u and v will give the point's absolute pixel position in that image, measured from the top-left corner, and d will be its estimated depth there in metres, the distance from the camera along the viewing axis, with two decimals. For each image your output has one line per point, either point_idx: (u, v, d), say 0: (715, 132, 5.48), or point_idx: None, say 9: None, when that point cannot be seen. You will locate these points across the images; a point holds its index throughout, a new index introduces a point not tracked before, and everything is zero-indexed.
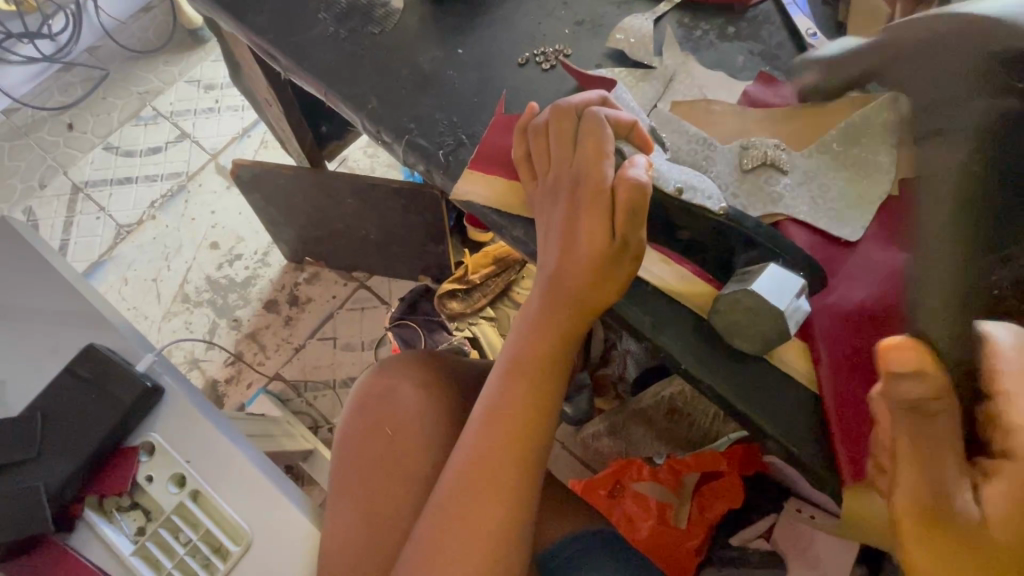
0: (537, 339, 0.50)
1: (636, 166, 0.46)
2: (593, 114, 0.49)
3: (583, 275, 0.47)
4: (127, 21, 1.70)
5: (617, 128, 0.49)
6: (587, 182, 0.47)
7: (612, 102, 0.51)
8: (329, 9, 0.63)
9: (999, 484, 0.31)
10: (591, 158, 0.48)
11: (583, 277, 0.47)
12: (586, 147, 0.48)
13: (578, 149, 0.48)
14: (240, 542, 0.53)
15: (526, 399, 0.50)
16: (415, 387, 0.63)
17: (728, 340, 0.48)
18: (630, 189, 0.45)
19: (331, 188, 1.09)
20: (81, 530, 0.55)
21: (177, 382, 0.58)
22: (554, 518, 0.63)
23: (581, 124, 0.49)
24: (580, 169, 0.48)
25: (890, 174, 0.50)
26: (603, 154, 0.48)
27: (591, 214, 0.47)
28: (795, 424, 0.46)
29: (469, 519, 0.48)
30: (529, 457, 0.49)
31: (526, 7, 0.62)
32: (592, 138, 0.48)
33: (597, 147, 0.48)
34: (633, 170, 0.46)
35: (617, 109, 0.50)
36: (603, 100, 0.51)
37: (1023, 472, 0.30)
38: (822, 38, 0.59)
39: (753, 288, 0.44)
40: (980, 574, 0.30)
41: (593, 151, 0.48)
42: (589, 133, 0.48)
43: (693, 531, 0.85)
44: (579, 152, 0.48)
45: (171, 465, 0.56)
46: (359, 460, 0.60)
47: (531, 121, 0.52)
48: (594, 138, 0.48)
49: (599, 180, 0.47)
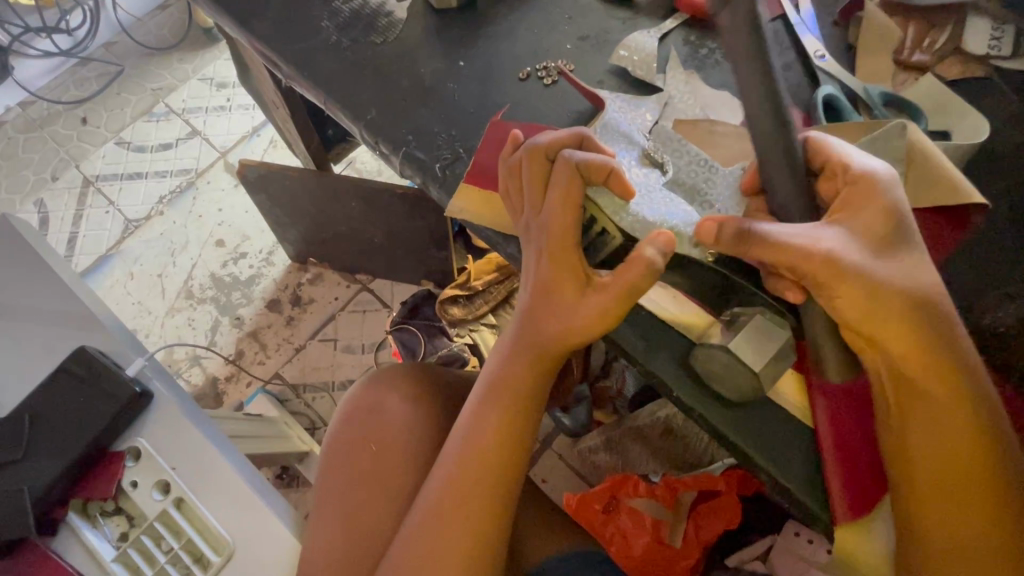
0: (514, 368, 0.49)
1: (652, 242, 0.42)
2: (564, 160, 0.46)
3: (558, 318, 0.46)
4: (145, 18, 1.72)
5: (592, 173, 0.46)
6: (556, 234, 0.46)
7: (589, 142, 0.49)
8: (332, 17, 0.63)
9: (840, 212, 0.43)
10: (561, 208, 0.45)
11: (562, 317, 0.46)
12: (554, 197, 0.46)
13: (548, 195, 0.46)
14: (222, 552, 0.53)
15: (501, 427, 0.49)
16: (404, 401, 0.62)
17: (711, 384, 0.46)
18: (640, 272, 0.42)
19: (336, 190, 1.09)
20: (64, 533, 0.54)
21: (166, 387, 0.58)
22: (541, 537, 0.62)
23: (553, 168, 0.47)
24: (547, 218, 0.46)
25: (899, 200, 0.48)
26: (573, 204, 0.45)
27: (554, 262, 0.46)
28: (788, 459, 0.45)
29: (440, 543, 0.47)
30: (510, 480, 0.49)
31: (529, 20, 0.62)
32: (562, 185, 0.45)
33: (566, 196, 0.45)
34: (648, 249, 0.42)
35: (594, 152, 0.47)
36: (581, 140, 0.49)
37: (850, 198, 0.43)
38: (830, 61, 0.57)
39: (732, 346, 0.44)
40: (870, 296, 0.41)
41: (565, 202, 0.45)
42: (559, 183, 0.45)
43: (688, 551, 0.83)
44: (550, 199, 0.46)
45: (157, 471, 0.56)
46: (343, 475, 0.59)
47: (512, 155, 0.50)
48: (566, 187, 0.45)
49: (567, 231, 0.45)
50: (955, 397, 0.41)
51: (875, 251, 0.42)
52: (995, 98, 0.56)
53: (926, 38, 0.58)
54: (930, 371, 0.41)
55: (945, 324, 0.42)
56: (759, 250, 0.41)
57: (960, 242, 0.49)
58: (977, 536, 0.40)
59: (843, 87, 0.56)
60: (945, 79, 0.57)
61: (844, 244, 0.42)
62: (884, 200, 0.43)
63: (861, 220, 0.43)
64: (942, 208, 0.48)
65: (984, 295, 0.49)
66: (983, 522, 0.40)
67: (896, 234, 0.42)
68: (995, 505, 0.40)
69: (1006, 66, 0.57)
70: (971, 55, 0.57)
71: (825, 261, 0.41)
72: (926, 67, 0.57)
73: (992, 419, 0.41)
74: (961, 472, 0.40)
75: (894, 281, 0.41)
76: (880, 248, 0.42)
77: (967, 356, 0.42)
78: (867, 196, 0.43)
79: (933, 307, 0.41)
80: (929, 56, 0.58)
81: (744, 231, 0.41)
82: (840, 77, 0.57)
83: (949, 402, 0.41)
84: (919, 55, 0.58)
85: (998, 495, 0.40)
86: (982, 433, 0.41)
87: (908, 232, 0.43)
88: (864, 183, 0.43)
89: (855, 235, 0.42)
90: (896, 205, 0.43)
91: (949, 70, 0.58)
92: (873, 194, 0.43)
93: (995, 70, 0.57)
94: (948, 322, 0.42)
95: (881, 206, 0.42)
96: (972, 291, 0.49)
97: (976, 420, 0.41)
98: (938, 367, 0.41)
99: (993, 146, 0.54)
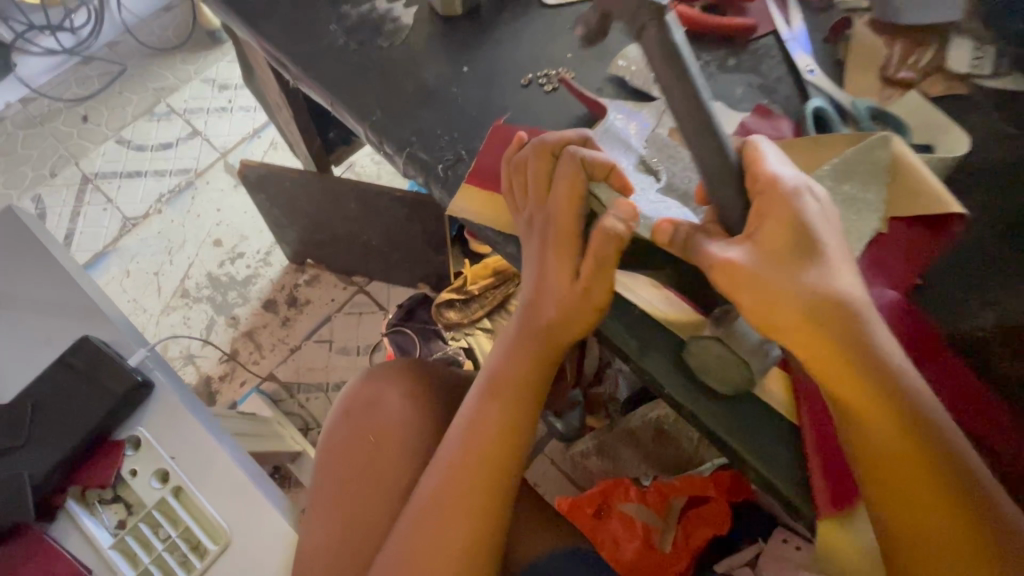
0: (517, 361, 0.51)
1: (618, 216, 0.45)
2: (570, 154, 0.48)
3: (556, 307, 0.48)
4: (148, 19, 1.73)
5: (595, 169, 0.48)
6: (558, 225, 0.48)
7: (593, 142, 0.51)
8: (340, 21, 0.65)
9: (753, 218, 0.43)
10: (565, 201, 0.47)
11: (560, 305, 0.48)
12: (559, 190, 0.48)
13: (553, 189, 0.48)
14: (218, 541, 0.54)
15: (502, 419, 0.50)
16: (401, 396, 0.63)
17: (703, 378, 0.47)
18: (601, 240, 0.45)
19: (336, 192, 1.11)
20: (62, 520, 0.55)
21: (167, 377, 0.59)
22: (535, 532, 0.63)
23: (559, 164, 0.49)
24: (551, 210, 0.48)
25: (881, 209, 0.50)
26: (577, 198, 0.47)
27: (559, 253, 0.48)
28: (777, 454, 0.47)
29: (434, 543, 0.48)
30: (509, 470, 0.50)
31: (532, 30, 0.64)
32: (567, 179, 0.48)
33: (570, 190, 0.47)
34: (613, 220, 0.45)
35: (598, 150, 0.49)
36: (585, 140, 0.50)
37: (763, 203, 0.43)
38: (820, 75, 0.60)
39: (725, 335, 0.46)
40: (769, 306, 0.41)
41: (569, 195, 0.47)
42: (564, 176, 0.48)
43: (678, 556, 0.84)
44: (555, 193, 0.48)
45: (156, 460, 0.56)
46: (339, 467, 0.60)
47: (516, 154, 0.52)
48: (569, 180, 0.47)
49: (572, 224, 0.48)
50: (884, 413, 0.41)
51: (782, 255, 0.42)
52: (977, 115, 0.58)
53: (912, 56, 0.61)
54: (845, 381, 0.41)
55: (862, 332, 0.41)
56: (685, 255, 0.46)
57: (939, 250, 0.51)
58: (927, 539, 0.40)
59: (832, 101, 0.59)
60: (929, 95, 0.60)
61: (747, 251, 0.42)
62: (796, 207, 0.42)
63: (770, 228, 0.42)
64: (919, 217, 0.50)
65: (966, 300, 0.50)
66: (938, 534, 0.40)
67: (809, 240, 0.42)
68: (937, 507, 0.40)
69: (987, 84, 0.59)
70: (955, 73, 0.60)
71: (730, 284, 0.43)
72: (912, 83, 0.60)
73: (924, 422, 0.41)
74: (903, 484, 0.41)
75: (805, 292, 0.41)
76: (789, 254, 0.42)
77: (888, 360, 0.41)
78: (778, 198, 0.42)
79: (845, 315, 0.41)
80: (915, 72, 0.60)
81: (681, 236, 0.46)
82: (829, 91, 0.59)
83: (867, 407, 0.41)
84: (905, 71, 0.60)
85: (940, 492, 0.40)
86: (909, 438, 0.40)
87: (820, 237, 0.42)
88: (772, 187, 0.43)
89: (760, 242, 0.42)
90: (807, 210, 0.42)
91: (933, 87, 0.60)
92: (781, 197, 0.42)
93: (976, 87, 0.59)
94: (865, 328, 0.41)
95: (792, 217, 0.42)
96: (954, 296, 0.51)
97: (903, 427, 0.41)
98: (861, 385, 0.40)
99: (976, 160, 0.56)
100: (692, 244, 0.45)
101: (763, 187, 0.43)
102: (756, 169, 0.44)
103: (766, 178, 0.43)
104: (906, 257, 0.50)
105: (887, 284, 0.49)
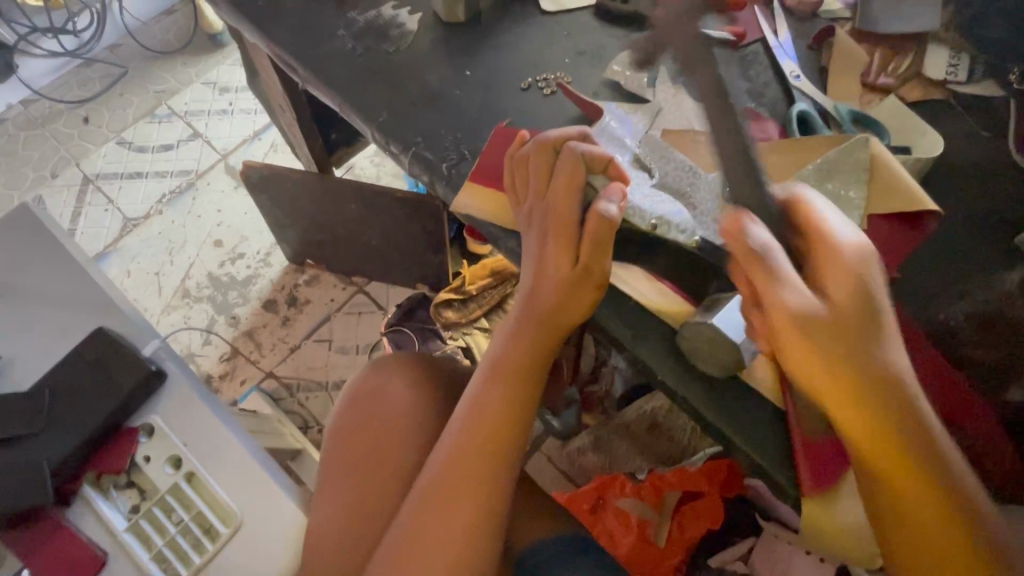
0: (517, 347, 0.53)
1: (610, 200, 0.50)
2: (570, 149, 0.52)
3: (554, 293, 0.51)
4: (150, 22, 1.76)
5: (593, 162, 0.52)
6: (557, 215, 0.51)
7: (591, 138, 0.55)
8: (348, 26, 0.68)
9: (822, 281, 0.45)
10: (564, 192, 0.51)
11: (557, 292, 0.51)
12: (559, 182, 0.51)
13: (553, 182, 0.52)
14: (229, 524, 0.56)
15: (502, 402, 0.53)
16: (406, 385, 0.65)
17: (694, 362, 0.50)
18: (597, 222, 0.49)
19: (337, 193, 1.13)
20: (78, 504, 0.57)
21: (179, 368, 0.61)
22: (532, 521, 0.66)
23: (559, 158, 0.53)
24: (551, 202, 0.52)
25: (862, 206, 0.53)
26: (575, 189, 0.51)
27: (557, 242, 0.51)
28: (764, 436, 0.49)
29: (441, 518, 0.50)
30: (509, 451, 0.52)
31: (531, 36, 0.67)
32: (567, 172, 0.51)
33: (570, 182, 0.51)
34: (606, 204, 0.50)
35: (595, 145, 0.53)
36: (583, 136, 0.54)
37: (833, 268, 0.44)
38: (806, 81, 0.63)
39: (714, 321, 0.48)
40: (831, 363, 0.42)
41: (568, 186, 0.51)
42: (564, 170, 0.51)
43: (671, 551, 0.87)
44: (555, 185, 0.52)
45: (170, 446, 0.59)
46: (347, 450, 0.63)
47: (519, 150, 0.55)
48: (569, 173, 0.51)
49: (569, 214, 0.51)
50: (923, 486, 0.42)
51: (844, 319, 0.43)
52: (951, 119, 0.62)
53: (891, 63, 0.64)
54: (895, 451, 0.42)
55: (916, 408, 0.42)
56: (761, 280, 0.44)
57: (916, 245, 0.54)
58: None
59: (816, 105, 0.62)
60: (907, 100, 0.63)
61: (814, 309, 0.43)
62: (863, 277, 0.44)
63: (839, 292, 0.44)
64: (898, 213, 0.53)
65: (941, 292, 0.54)
66: None
67: (873, 313, 0.43)
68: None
69: (961, 90, 0.63)
70: (931, 80, 0.63)
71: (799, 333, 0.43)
72: (890, 89, 0.63)
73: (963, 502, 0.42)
74: (932, 541, 0.42)
75: (865, 360, 0.42)
76: (853, 324, 0.43)
77: (936, 437, 0.42)
78: (845, 265, 0.44)
79: (899, 390, 0.42)
80: (894, 79, 0.64)
81: (760, 248, 0.43)
82: (813, 96, 0.62)
83: (910, 481, 0.42)
84: (884, 78, 0.64)
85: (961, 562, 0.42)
86: (944, 512, 0.42)
87: (883, 312, 0.44)
88: (840, 254, 0.45)
89: (827, 305, 0.44)
90: (872, 282, 0.44)
91: (911, 92, 0.64)
92: (849, 265, 0.44)
93: (951, 93, 0.63)
94: (917, 404, 0.42)
95: (858, 280, 0.44)
96: (929, 289, 0.54)
97: (940, 504, 0.42)
98: (909, 456, 0.42)
99: (951, 161, 0.59)
100: (774, 274, 0.44)
101: (833, 253, 0.45)
102: (829, 233, 0.45)
103: (834, 245, 0.45)
104: (885, 251, 0.53)
105: None
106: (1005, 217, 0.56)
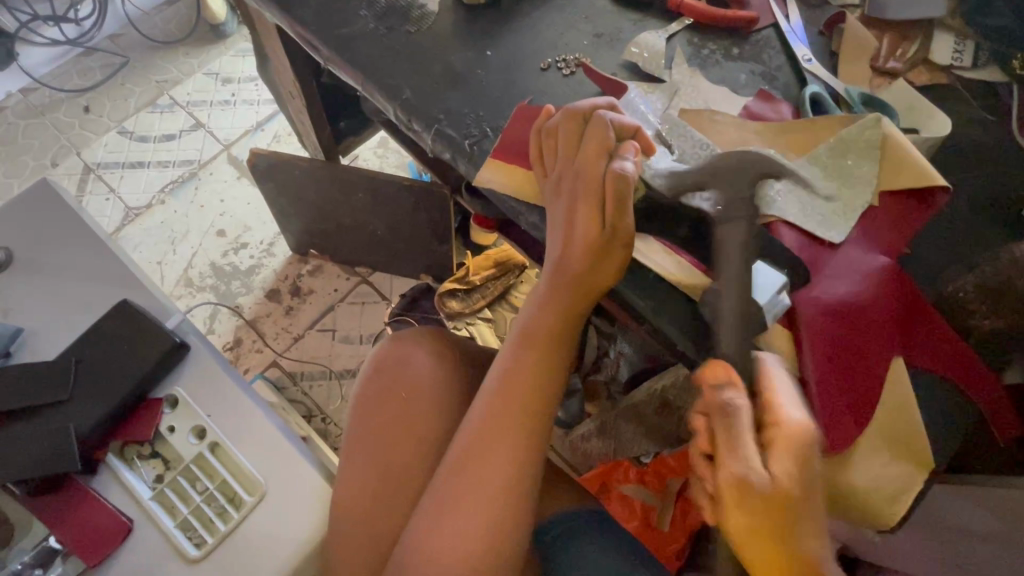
0: (548, 314, 0.57)
1: (626, 157, 0.53)
2: (600, 118, 0.55)
3: (584, 255, 0.54)
4: (151, 12, 1.75)
5: (622, 131, 0.55)
6: (587, 178, 0.54)
7: (618, 108, 0.58)
8: (369, 7, 0.69)
9: (773, 448, 0.43)
10: (593, 157, 0.54)
11: (586, 256, 0.54)
12: (589, 147, 0.55)
13: (583, 148, 0.55)
14: (255, 493, 0.56)
15: (534, 365, 0.56)
16: (429, 356, 0.67)
17: (715, 328, 0.51)
18: (614, 179, 0.52)
19: (345, 180, 1.14)
20: (103, 473, 0.57)
21: (202, 341, 0.62)
22: (550, 495, 0.69)
23: (588, 127, 0.56)
24: (579, 167, 0.55)
25: (873, 184, 0.55)
26: (604, 155, 0.54)
27: (587, 205, 0.54)
28: None
29: (478, 473, 0.53)
30: (540, 412, 0.55)
31: (549, 19, 0.68)
32: (596, 140, 0.55)
33: (599, 148, 0.54)
34: (625, 166, 0.53)
35: (622, 115, 0.56)
36: (611, 106, 0.57)
37: (784, 436, 0.43)
38: (817, 65, 0.65)
39: (738, 284, 0.48)
40: (768, 520, 0.41)
41: (597, 152, 0.54)
42: (594, 136, 0.55)
43: (676, 534, 0.92)
44: (584, 151, 0.55)
45: (193, 418, 0.59)
46: (373, 420, 0.64)
47: (546, 122, 0.58)
48: (599, 140, 0.54)
49: (598, 179, 0.54)
50: None
51: (790, 486, 0.41)
52: (955, 104, 0.64)
53: (899, 49, 0.66)
54: None
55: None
56: (720, 428, 0.44)
57: (926, 220, 0.55)
58: None
59: (828, 88, 0.64)
60: (915, 85, 0.65)
61: (760, 477, 0.41)
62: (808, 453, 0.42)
63: (785, 464, 0.42)
64: (912, 190, 0.55)
65: (947, 268, 0.56)
66: None
67: (808, 486, 0.42)
68: None
69: (966, 76, 0.65)
70: (937, 66, 0.65)
71: (736, 488, 0.42)
72: (898, 73, 0.65)
73: None
74: None
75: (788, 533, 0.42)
76: (790, 501, 0.41)
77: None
78: (799, 437, 0.42)
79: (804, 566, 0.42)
80: (902, 63, 0.66)
81: (727, 402, 0.44)
82: (826, 79, 0.64)
83: None
84: (893, 63, 0.66)
85: None
86: None
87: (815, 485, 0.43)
88: (798, 429, 0.43)
89: (776, 477, 0.41)
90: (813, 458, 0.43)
91: (918, 77, 0.66)
92: (802, 440, 0.42)
93: (957, 78, 0.65)
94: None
95: (803, 459, 0.42)
96: (935, 266, 0.56)
97: None
98: None
99: (958, 144, 0.61)
100: (745, 439, 0.43)
101: (789, 424, 0.43)
102: (786, 406, 0.44)
103: (796, 425, 0.43)
104: (897, 227, 0.55)
105: (879, 251, 0.53)
106: (1009, 197, 0.58)
